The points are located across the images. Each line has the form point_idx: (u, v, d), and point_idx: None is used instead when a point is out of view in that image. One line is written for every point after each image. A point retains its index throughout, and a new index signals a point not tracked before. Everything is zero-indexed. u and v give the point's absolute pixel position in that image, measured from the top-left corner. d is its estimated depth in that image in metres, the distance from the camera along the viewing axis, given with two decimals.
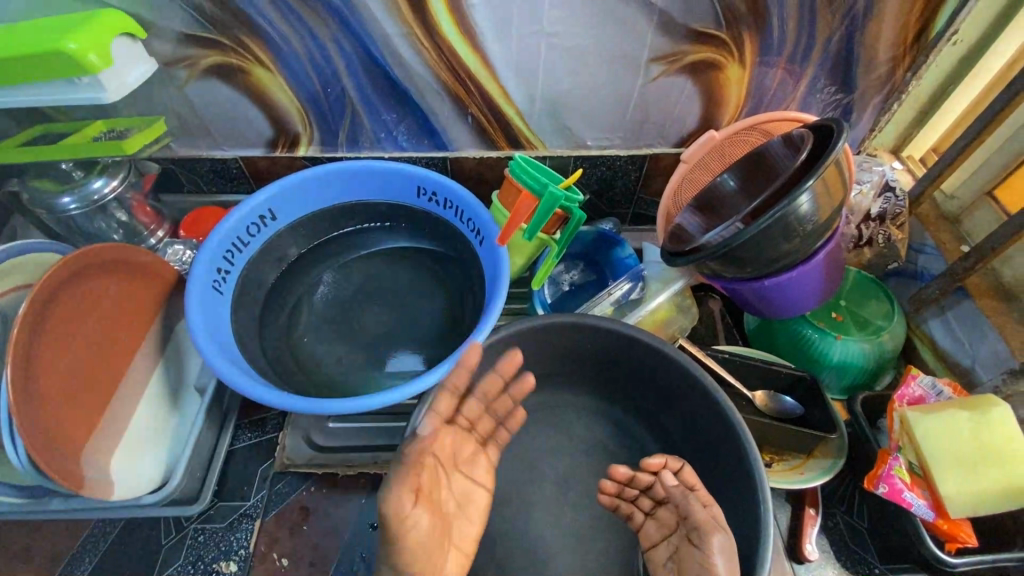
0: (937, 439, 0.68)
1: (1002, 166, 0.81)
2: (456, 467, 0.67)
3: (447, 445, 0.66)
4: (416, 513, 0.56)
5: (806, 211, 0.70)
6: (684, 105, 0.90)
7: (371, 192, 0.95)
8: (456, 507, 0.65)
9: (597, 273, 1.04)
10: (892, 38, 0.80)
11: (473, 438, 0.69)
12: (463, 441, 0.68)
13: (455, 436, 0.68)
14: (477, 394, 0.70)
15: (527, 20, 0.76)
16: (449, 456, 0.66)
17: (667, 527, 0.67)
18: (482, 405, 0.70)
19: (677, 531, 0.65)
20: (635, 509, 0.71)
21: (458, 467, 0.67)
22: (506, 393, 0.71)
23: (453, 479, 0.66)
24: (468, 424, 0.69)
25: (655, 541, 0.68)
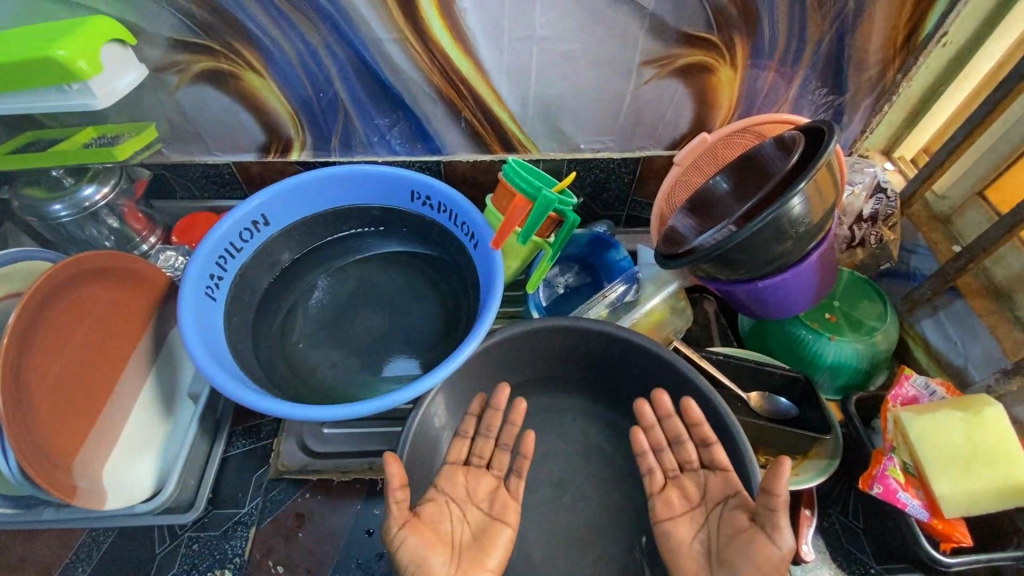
0: (930, 440, 0.69)
1: (993, 166, 0.81)
2: (475, 504, 0.71)
3: (461, 483, 0.73)
4: (403, 536, 0.62)
5: (798, 213, 0.70)
6: (677, 108, 0.90)
7: (365, 197, 0.95)
8: (472, 539, 0.68)
9: (592, 275, 1.04)
10: (881, 40, 0.80)
11: (491, 474, 0.75)
12: (479, 478, 0.74)
13: (471, 472, 0.75)
14: (483, 432, 0.77)
15: (518, 24, 0.76)
16: (464, 494, 0.72)
17: (689, 500, 0.70)
18: (492, 442, 0.77)
19: (706, 505, 0.69)
20: (656, 466, 0.75)
21: (477, 503, 0.72)
22: (510, 424, 0.78)
23: (471, 511, 0.71)
24: (482, 460, 0.76)
25: (676, 514, 0.70)
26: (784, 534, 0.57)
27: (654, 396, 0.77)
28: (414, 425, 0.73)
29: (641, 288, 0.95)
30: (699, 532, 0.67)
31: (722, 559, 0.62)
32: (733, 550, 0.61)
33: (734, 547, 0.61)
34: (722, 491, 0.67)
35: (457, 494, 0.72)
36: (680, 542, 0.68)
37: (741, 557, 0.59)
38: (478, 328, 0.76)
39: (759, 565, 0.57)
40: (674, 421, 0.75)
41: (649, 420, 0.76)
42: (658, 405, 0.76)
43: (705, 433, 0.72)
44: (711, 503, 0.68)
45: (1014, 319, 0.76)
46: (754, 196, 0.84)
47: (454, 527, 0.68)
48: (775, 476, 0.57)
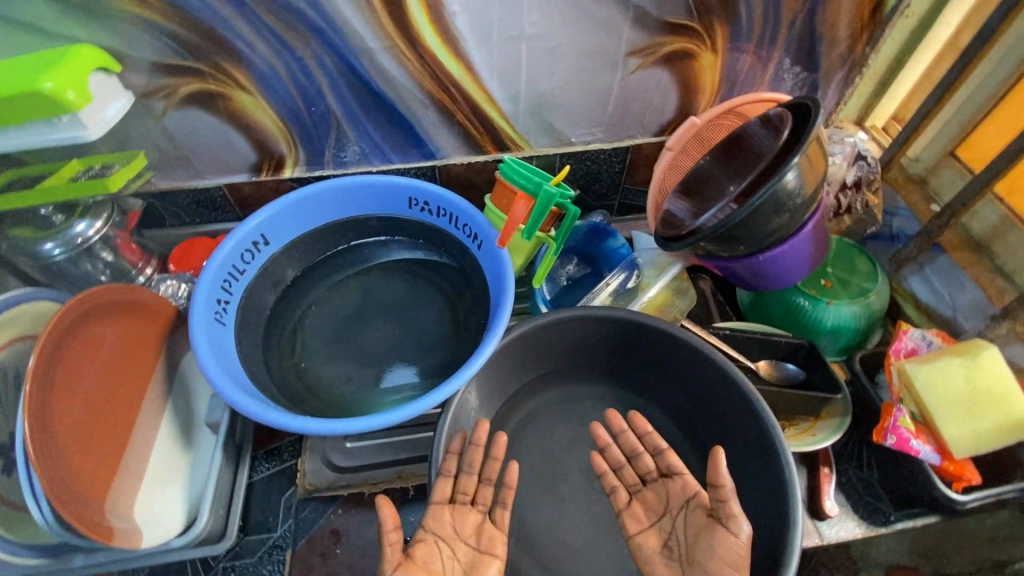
0: (935, 386, 0.72)
1: (962, 126, 0.86)
2: (462, 540, 0.68)
3: (448, 521, 0.68)
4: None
5: (792, 186, 0.74)
6: (663, 95, 0.93)
7: (363, 208, 0.95)
8: None
9: (592, 266, 1.06)
10: (850, 16, 0.85)
11: (475, 510, 0.70)
12: (464, 514, 0.69)
13: (457, 510, 0.69)
14: (465, 469, 0.71)
15: (507, 24, 0.77)
16: (452, 531, 0.68)
17: (654, 511, 0.72)
18: (474, 477, 0.71)
19: (670, 512, 0.70)
20: (619, 483, 0.76)
21: (464, 538, 0.68)
22: (491, 459, 0.72)
23: (458, 547, 0.67)
24: (467, 497, 0.70)
25: (645, 527, 0.71)
26: (738, 522, 0.61)
27: (608, 417, 0.77)
28: (445, 428, 0.74)
29: (642, 276, 0.98)
30: (666, 540, 0.69)
31: (691, 559, 0.66)
32: (699, 550, 0.64)
33: (701, 547, 0.64)
34: (682, 495, 0.69)
35: (444, 532, 0.67)
36: (650, 553, 0.69)
37: (706, 553, 0.63)
38: (496, 325, 0.78)
39: (726, 559, 0.61)
40: (628, 435, 0.77)
41: (603, 439, 0.78)
42: (612, 424, 0.77)
43: (656, 441, 0.74)
44: (673, 510, 0.70)
45: (994, 269, 0.82)
46: (747, 174, 0.87)
47: (445, 566, 0.65)
48: (715, 468, 0.62)
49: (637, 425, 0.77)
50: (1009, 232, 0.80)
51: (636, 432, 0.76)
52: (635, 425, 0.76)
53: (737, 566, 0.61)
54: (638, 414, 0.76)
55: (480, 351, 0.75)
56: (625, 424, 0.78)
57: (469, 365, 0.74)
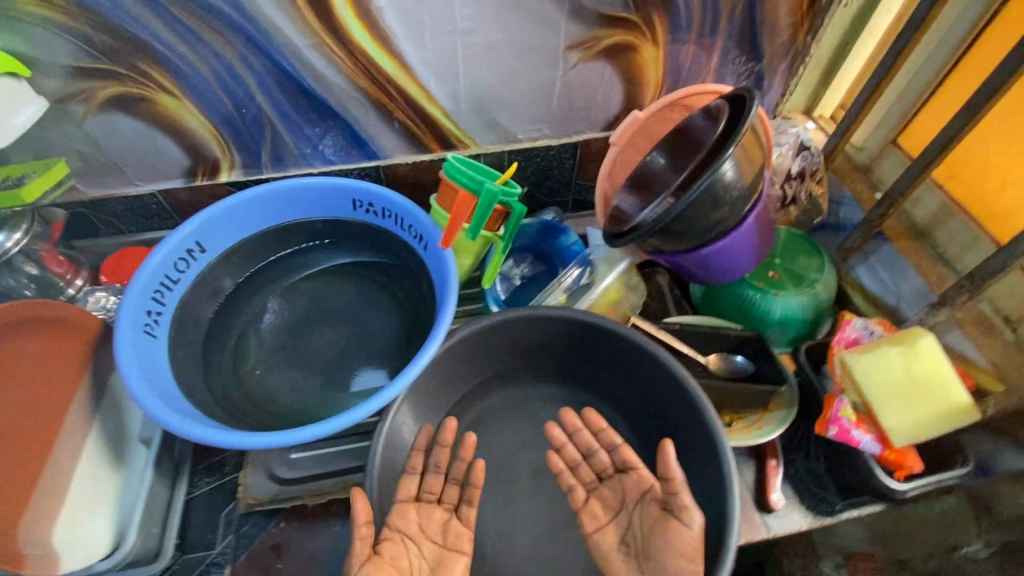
0: (875, 377, 0.72)
1: (902, 114, 0.86)
2: (428, 538, 0.69)
3: (414, 518, 0.70)
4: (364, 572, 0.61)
5: (730, 178, 0.73)
6: (607, 89, 0.92)
7: (305, 211, 0.93)
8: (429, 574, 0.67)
9: (547, 264, 1.05)
10: (789, 6, 0.84)
11: (442, 508, 0.73)
12: (431, 511, 0.72)
13: (422, 508, 0.72)
14: (432, 468, 0.74)
15: (438, 19, 0.75)
16: (418, 529, 0.70)
17: (611, 507, 0.73)
18: (440, 477, 0.74)
19: (626, 507, 0.71)
20: (577, 483, 0.76)
21: (430, 536, 0.70)
22: (459, 460, 0.74)
23: (425, 545, 0.69)
24: (433, 496, 0.73)
25: (602, 524, 0.72)
26: (691, 513, 0.62)
27: (563, 416, 0.78)
28: (381, 440, 0.73)
29: (602, 280, 0.96)
30: (623, 537, 0.70)
31: (647, 555, 0.66)
32: (654, 545, 0.65)
33: (656, 540, 0.65)
34: (637, 489, 0.70)
35: (411, 530, 0.69)
36: (607, 550, 0.70)
37: (661, 547, 0.64)
38: (437, 328, 0.76)
39: (681, 551, 0.62)
40: (584, 433, 0.77)
41: (559, 440, 0.78)
42: (566, 424, 0.78)
43: (611, 437, 0.75)
44: (629, 505, 0.71)
45: (936, 257, 0.82)
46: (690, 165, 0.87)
47: (412, 563, 0.66)
48: (665, 462, 0.62)
49: (593, 422, 0.77)
50: (949, 219, 0.80)
51: (591, 430, 0.77)
52: (590, 423, 0.77)
53: (692, 557, 0.61)
54: (593, 410, 0.77)
55: (421, 353, 0.73)
56: (580, 423, 0.78)
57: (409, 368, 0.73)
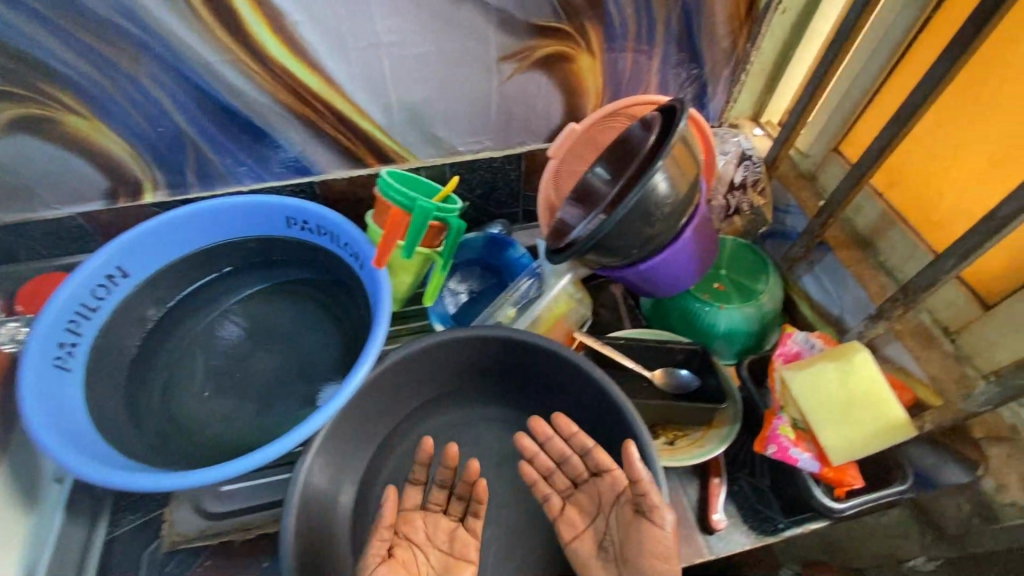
0: (812, 393, 0.71)
1: (843, 122, 0.85)
2: (434, 546, 0.68)
3: (421, 526, 0.69)
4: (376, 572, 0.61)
5: (662, 190, 0.71)
6: (546, 99, 0.89)
7: (237, 230, 0.89)
8: None
9: (497, 277, 1.03)
10: (726, 13, 0.82)
11: (449, 517, 0.70)
12: (437, 520, 0.70)
13: (429, 516, 0.70)
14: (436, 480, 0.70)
15: (358, 33, 0.72)
16: (425, 537, 0.68)
17: (588, 512, 0.70)
18: (444, 490, 0.70)
19: (603, 511, 0.69)
20: (552, 491, 0.73)
21: (437, 544, 0.68)
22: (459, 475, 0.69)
23: (431, 553, 0.67)
24: (439, 506, 0.70)
25: (579, 531, 0.70)
26: (662, 514, 0.60)
27: (533, 425, 0.74)
28: (303, 474, 0.68)
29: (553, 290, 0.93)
30: (602, 541, 0.68)
31: (625, 558, 0.64)
32: (630, 548, 0.63)
33: (631, 543, 0.62)
34: (612, 492, 0.67)
35: (417, 538, 0.68)
36: (586, 559, 0.68)
37: (636, 550, 0.62)
38: (366, 350, 0.73)
39: (654, 552, 0.60)
40: (555, 441, 0.73)
41: (530, 450, 0.74)
42: (537, 431, 0.74)
43: (582, 441, 0.70)
44: (605, 509, 0.68)
45: (878, 266, 0.81)
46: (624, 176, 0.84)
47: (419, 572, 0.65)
48: (629, 465, 0.59)
49: (563, 428, 0.72)
50: (889, 229, 0.79)
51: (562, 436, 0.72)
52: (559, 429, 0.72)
53: (666, 557, 0.60)
54: (562, 416, 0.72)
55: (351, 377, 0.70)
56: (550, 430, 0.73)
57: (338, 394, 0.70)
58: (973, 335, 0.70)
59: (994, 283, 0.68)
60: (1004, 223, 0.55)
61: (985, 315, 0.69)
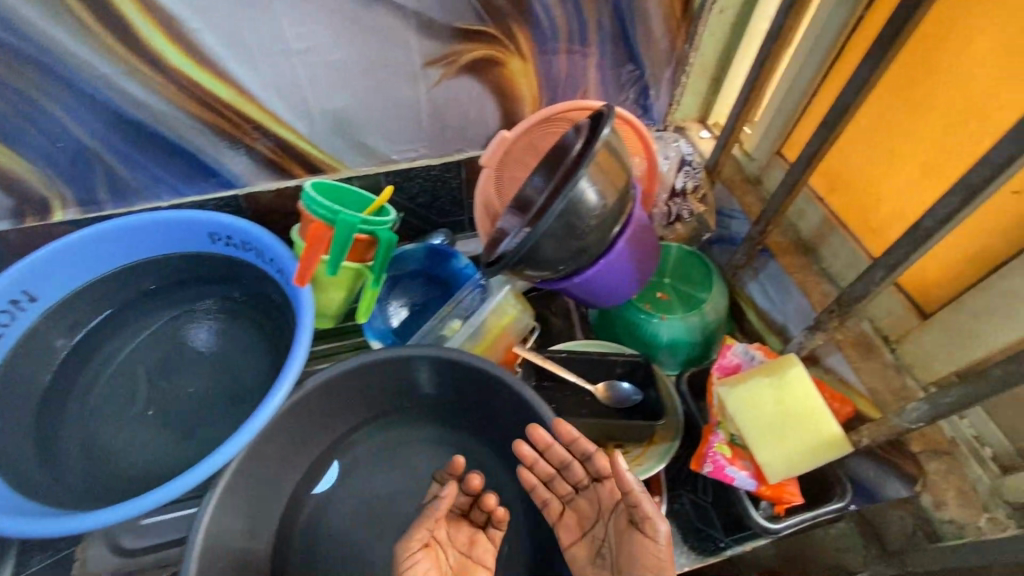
0: (748, 409, 0.69)
1: (784, 125, 0.82)
2: (453, 548, 0.65)
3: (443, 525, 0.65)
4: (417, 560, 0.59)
5: (589, 200, 0.68)
6: (480, 105, 0.85)
7: (159, 247, 0.86)
8: None
9: (441, 289, 0.98)
10: (661, 13, 0.79)
11: (469, 520, 0.67)
12: (457, 522, 0.67)
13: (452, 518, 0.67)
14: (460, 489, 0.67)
15: (265, 39, 0.69)
16: (445, 537, 0.65)
17: (589, 518, 0.65)
18: (470, 498, 0.67)
19: (602, 518, 0.64)
20: (551, 495, 0.69)
21: (455, 545, 0.65)
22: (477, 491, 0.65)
23: (450, 553, 0.64)
24: (461, 508, 0.67)
25: (577, 537, 0.66)
26: (656, 527, 0.54)
27: (529, 432, 0.66)
28: (211, 503, 0.65)
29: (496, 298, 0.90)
30: (599, 549, 0.63)
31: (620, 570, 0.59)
32: (624, 559, 0.58)
33: (625, 556, 0.57)
34: (610, 499, 0.62)
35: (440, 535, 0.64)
36: (583, 566, 0.64)
37: (630, 562, 0.57)
38: (287, 369, 0.69)
39: (646, 565, 0.55)
40: (556, 449, 0.65)
41: (529, 457, 0.67)
42: (534, 441, 0.66)
43: (584, 446, 0.64)
44: (604, 516, 0.63)
45: (821, 272, 0.78)
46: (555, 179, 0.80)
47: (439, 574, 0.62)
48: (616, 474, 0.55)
49: (563, 434, 0.64)
50: (830, 235, 0.77)
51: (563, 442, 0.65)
52: (559, 435, 0.65)
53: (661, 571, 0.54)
54: (563, 421, 0.64)
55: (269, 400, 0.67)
56: (550, 438, 0.65)
57: (253, 419, 0.66)
58: (912, 344, 0.68)
59: (929, 291, 0.66)
60: (928, 234, 0.52)
61: (922, 325, 0.66)
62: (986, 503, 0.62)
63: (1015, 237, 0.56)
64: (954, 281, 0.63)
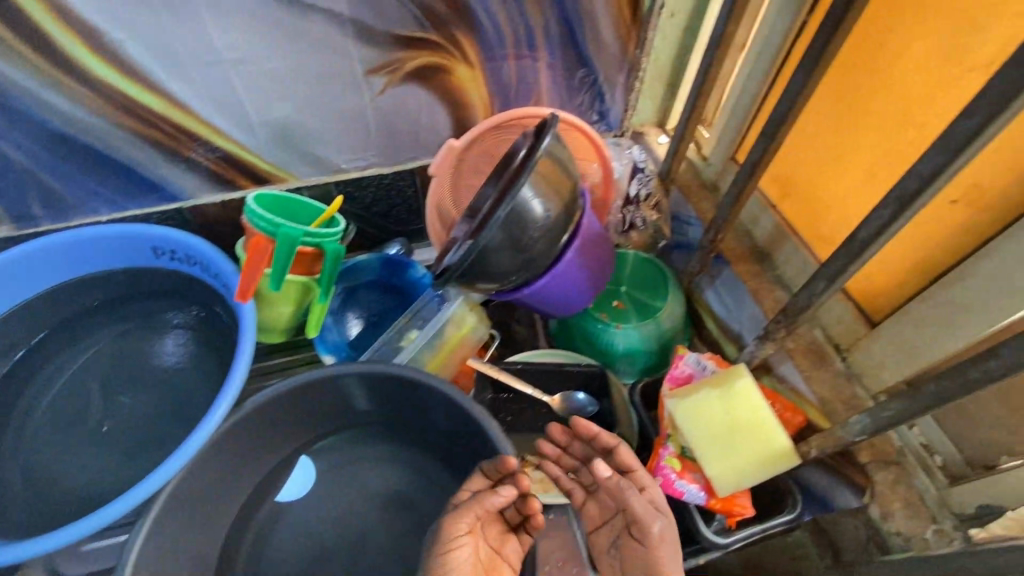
0: (696, 422, 0.67)
1: (737, 131, 0.81)
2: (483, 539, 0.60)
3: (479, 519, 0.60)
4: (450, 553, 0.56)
5: (530, 211, 0.67)
6: (429, 112, 0.84)
7: (104, 263, 0.84)
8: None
9: (398, 298, 0.95)
10: (609, 18, 0.78)
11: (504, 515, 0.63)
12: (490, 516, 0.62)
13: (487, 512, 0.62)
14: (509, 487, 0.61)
15: (195, 48, 0.66)
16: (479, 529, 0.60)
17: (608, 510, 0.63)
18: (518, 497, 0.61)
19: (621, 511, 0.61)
20: (575, 486, 0.67)
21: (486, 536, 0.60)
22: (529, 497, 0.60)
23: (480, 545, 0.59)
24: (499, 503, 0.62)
25: (598, 525, 0.63)
26: (651, 529, 0.54)
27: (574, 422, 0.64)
28: (142, 533, 0.61)
29: (452, 308, 0.89)
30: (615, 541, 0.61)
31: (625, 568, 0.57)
32: (627, 556, 0.56)
33: (627, 554, 0.56)
34: None
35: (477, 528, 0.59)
36: (599, 555, 0.62)
37: (633, 561, 0.55)
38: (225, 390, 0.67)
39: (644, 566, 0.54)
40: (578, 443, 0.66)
41: (561, 438, 0.70)
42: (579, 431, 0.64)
43: (603, 441, 0.64)
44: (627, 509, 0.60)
45: (775, 280, 0.77)
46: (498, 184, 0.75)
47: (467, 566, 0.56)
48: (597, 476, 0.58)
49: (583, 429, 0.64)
50: (783, 242, 0.76)
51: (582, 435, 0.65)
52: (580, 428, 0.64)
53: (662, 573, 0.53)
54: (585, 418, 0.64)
55: (206, 421, 0.64)
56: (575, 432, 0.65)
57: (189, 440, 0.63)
58: (862, 353, 0.67)
59: (876, 300, 0.65)
60: (864, 247, 0.51)
61: (870, 334, 0.66)
62: (935, 514, 0.62)
63: (955, 246, 0.55)
64: (898, 290, 0.62)
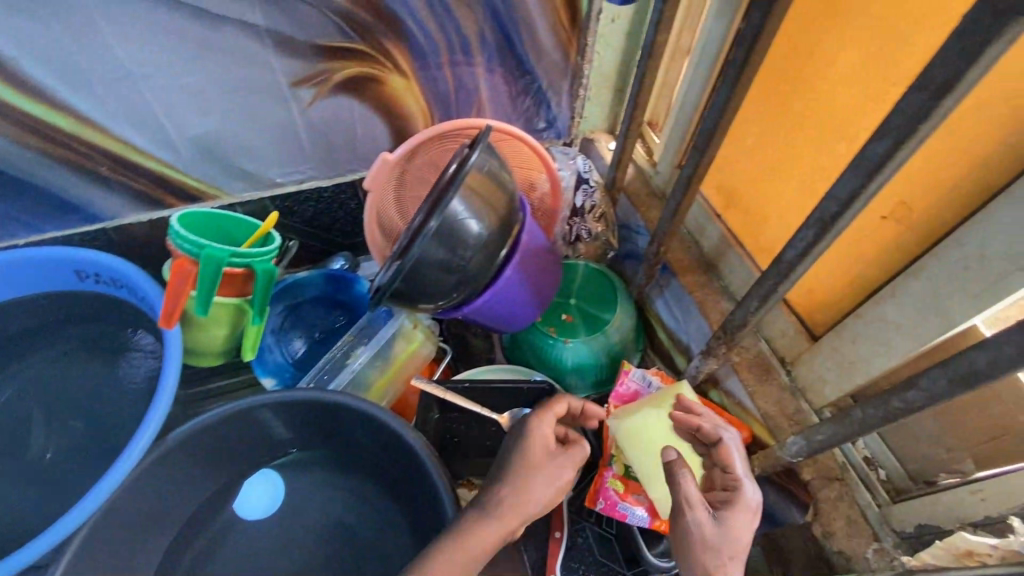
0: (639, 444, 0.64)
1: (681, 138, 0.79)
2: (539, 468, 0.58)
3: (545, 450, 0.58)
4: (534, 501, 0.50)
5: (461, 226, 0.64)
6: (365, 123, 0.80)
7: (23, 288, 0.79)
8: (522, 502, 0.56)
9: (344, 315, 0.92)
10: (547, 24, 0.75)
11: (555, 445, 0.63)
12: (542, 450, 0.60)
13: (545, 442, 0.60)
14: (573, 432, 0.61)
15: (102, 64, 0.63)
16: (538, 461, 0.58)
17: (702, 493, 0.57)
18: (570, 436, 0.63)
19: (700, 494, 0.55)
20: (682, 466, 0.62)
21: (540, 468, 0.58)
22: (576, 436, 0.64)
23: None
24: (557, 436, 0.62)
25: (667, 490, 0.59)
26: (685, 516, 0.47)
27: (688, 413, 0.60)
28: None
29: (400, 323, 0.86)
30: None
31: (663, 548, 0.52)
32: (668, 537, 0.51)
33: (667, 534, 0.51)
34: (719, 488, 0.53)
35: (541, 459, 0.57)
36: None
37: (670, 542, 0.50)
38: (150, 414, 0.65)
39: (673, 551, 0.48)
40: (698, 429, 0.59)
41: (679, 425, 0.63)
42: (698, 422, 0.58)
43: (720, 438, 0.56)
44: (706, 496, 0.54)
45: (721, 291, 0.76)
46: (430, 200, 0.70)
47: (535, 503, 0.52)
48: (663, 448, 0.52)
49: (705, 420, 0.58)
50: (728, 252, 0.74)
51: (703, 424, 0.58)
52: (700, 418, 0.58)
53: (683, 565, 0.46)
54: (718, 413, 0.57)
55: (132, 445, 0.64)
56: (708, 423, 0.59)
57: (109, 475, 0.62)
58: (804, 367, 0.66)
59: (818, 313, 0.64)
60: (791, 267, 0.49)
61: (811, 348, 0.64)
62: (876, 532, 0.60)
63: (889, 263, 0.54)
64: (838, 304, 0.61)
